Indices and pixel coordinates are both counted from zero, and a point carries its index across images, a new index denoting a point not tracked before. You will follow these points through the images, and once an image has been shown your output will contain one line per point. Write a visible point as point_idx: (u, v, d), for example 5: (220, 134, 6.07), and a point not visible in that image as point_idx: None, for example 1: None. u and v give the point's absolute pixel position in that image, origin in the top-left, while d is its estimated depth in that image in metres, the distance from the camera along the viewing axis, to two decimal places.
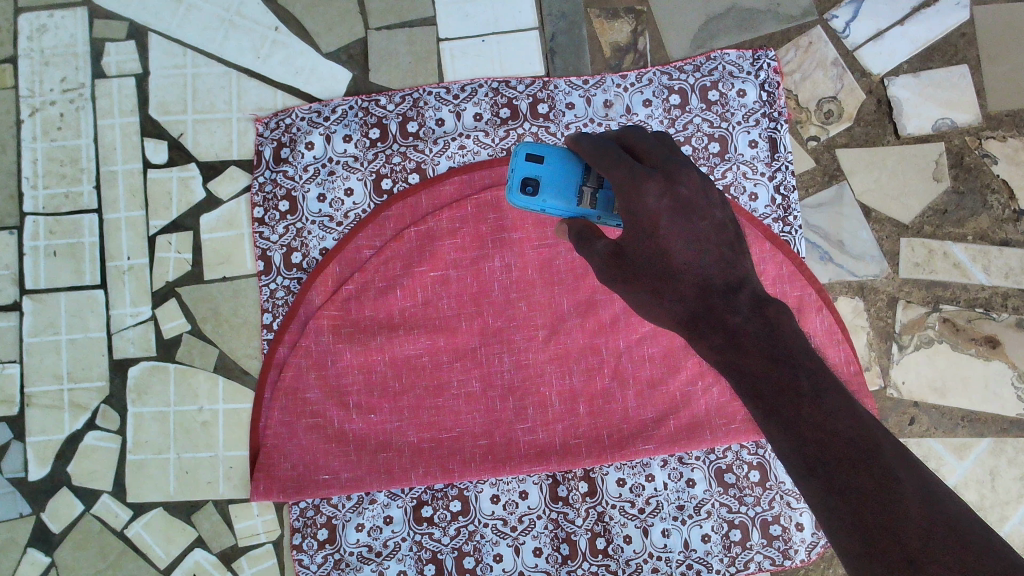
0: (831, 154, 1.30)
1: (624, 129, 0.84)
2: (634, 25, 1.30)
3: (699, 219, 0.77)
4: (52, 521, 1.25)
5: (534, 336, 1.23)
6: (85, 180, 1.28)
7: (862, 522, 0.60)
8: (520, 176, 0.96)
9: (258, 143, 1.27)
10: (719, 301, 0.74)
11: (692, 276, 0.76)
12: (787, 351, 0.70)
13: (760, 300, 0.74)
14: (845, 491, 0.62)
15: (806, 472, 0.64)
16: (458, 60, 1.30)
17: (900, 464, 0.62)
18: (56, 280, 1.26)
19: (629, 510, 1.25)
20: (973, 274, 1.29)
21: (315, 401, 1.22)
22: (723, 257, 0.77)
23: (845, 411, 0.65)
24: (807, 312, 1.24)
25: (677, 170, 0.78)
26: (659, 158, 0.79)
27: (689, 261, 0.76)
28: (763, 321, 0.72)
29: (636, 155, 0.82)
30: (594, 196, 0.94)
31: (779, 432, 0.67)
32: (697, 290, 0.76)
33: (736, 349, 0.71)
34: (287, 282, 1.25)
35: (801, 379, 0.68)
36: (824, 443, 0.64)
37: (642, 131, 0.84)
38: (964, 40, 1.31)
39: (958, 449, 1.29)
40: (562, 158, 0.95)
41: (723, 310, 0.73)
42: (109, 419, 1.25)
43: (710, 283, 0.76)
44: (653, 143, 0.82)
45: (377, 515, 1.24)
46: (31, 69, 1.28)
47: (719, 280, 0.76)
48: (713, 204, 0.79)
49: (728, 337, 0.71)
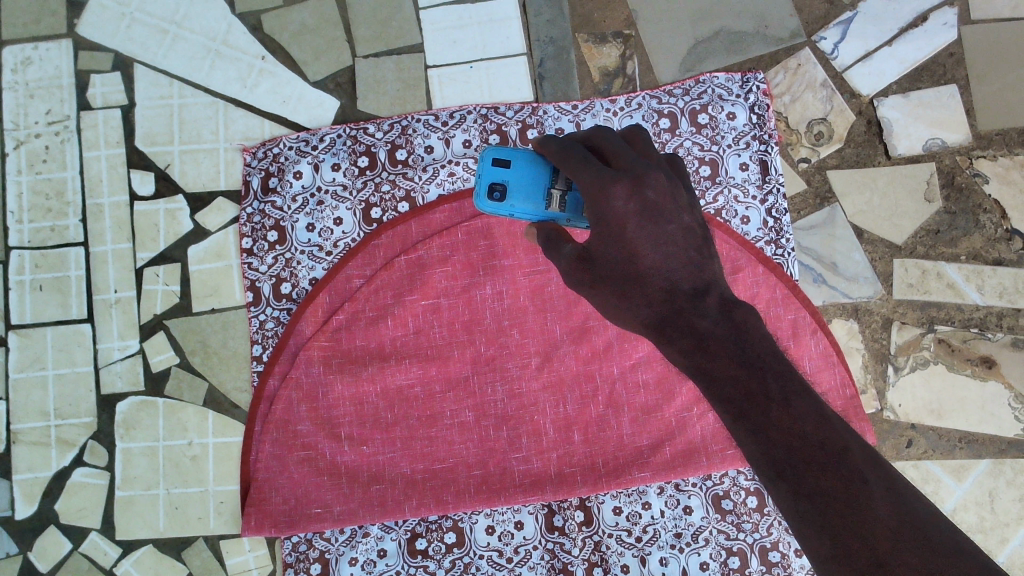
0: (822, 176, 1.29)
1: (593, 130, 0.81)
2: (623, 50, 1.30)
3: (667, 222, 0.74)
4: (40, 560, 1.22)
5: (527, 364, 1.22)
6: (71, 213, 1.26)
7: (830, 526, 0.59)
8: (487, 182, 0.95)
9: (245, 173, 1.26)
10: (686, 305, 0.72)
11: (660, 279, 0.73)
12: (755, 355, 0.68)
13: (728, 303, 0.72)
14: (813, 494, 0.60)
15: (774, 475, 0.63)
16: (447, 87, 1.29)
17: (868, 468, 0.61)
18: (42, 314, 1.25)
19: (626, 539, 1.23)
20: (967, 294, 1.29)
21: (306, 433, 1.20)
22: (691, 260, 0.74)
23: (813, 415, 0.64)
24: (801, 336, 1.23)
25: (646, 172, 0.74)
26: (627, 161, 0.76)
27: (657, 266, 0.73)
28: (730, 325, 0.70)
29: (605, 157, 0.78)
30: (563, 198, 0.91)
31: (748, 435, 0.65)
32: (664, 294, 0.72)
33: (704, 354, 0.68)
34: (277, 313, 1.24)
35: (770, 382, 0.66)
36: (791, 446, 0.63)
37: (612, 132, 0.80)
38: (952, 60, 1.31)
39: (956, 471, 1.27)
40: (528, 162, 0.94)
41: (690, 314, 0.71)
42: (97, 455, 1.24)
43: (678, 287, 0.73)
44: (621, 144, 0.78)
45: (370, 549, 1.22)
46: (15, 102, 1.27)
47: (687, 284, 0.73)
48: (680, 209, 0.76)
49: (697, 342, 0.69)
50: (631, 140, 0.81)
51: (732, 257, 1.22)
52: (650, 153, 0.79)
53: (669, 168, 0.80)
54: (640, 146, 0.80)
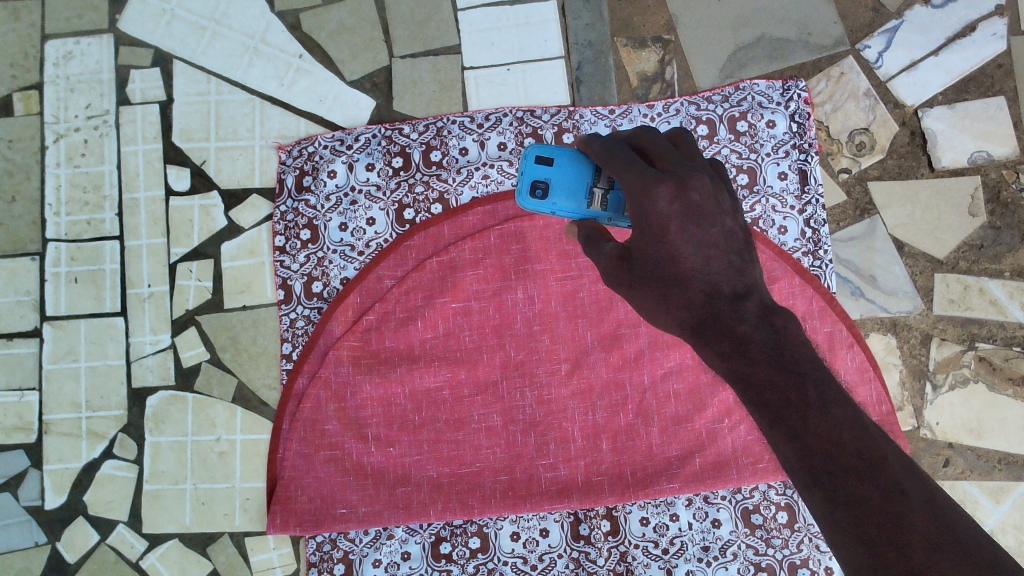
0: (863, 187, 1.27)
1: (637, 129, 0.80)
2: (662, 55, 1.29)
3: (710, 226, 0.73)
4: (68, 550, 1.23)
5: (556, 369, 1.21)
6: (108, 207, 1.27)
7: (867, 534, 0.57)
8: (529, 180, 0.94)
9: (280, 171, 1.26)
10: (725, 308, 0.70)
11: (700, 281, 0.72)
12: (795, 361, 0.67)
13: (767, 308, 0.71)
14: (850, 503, 0.59)
15: (810, 482, 0.62)
16: (483, 89, 1.29)
17: (906, 479, 0.60)
18: (76, 307, 1.26)
19: (652, 550, 1.22)
20: (1010, 312, 1.25)
21: (333, 433, 1.20)
22: (731, 264, 0.73)
23: (852, 423, 0.63)
24: (837, 350, 1.20)
25: (690, 174, 0.73)
26: (672, 162, 0.74)
27: (699, 268, 0.72)
28: (770, 330, 0.69)
29: (649, 157, 0.77)
30: (604, 197, 0.90)
31: (784, 441, 0.64)
32: (704, 297, 0.71)
33: (743, 358, 0.68)
34: (307, 312, 1.24)
35: (809, 390, 0.65)
36: (830, 453, 0.62)
37: (657, 131, 0.79)
38: (1000, 72, 1.28)
39: (994, 494, 1.24)
40: (571, 160, 0.93)
41: (730, 318, 0.70)
42: (127, 448, 1.24)
43: (718, 290, 0.72)
44: (667, 145, 0.77)
45: (394, 551, 1.22)
46: (56, 96, 1.28)
47: (727, 287, 0.72)
48: (723, 212, 0.74)
49: (736, 345, 0.68)
50: (676, 141, 0.80)
51: (769, 267, 1.20)
52: (694, 155, 0.77)
53: (714, 171, 0.79)
54: (685, 148, 0.79)
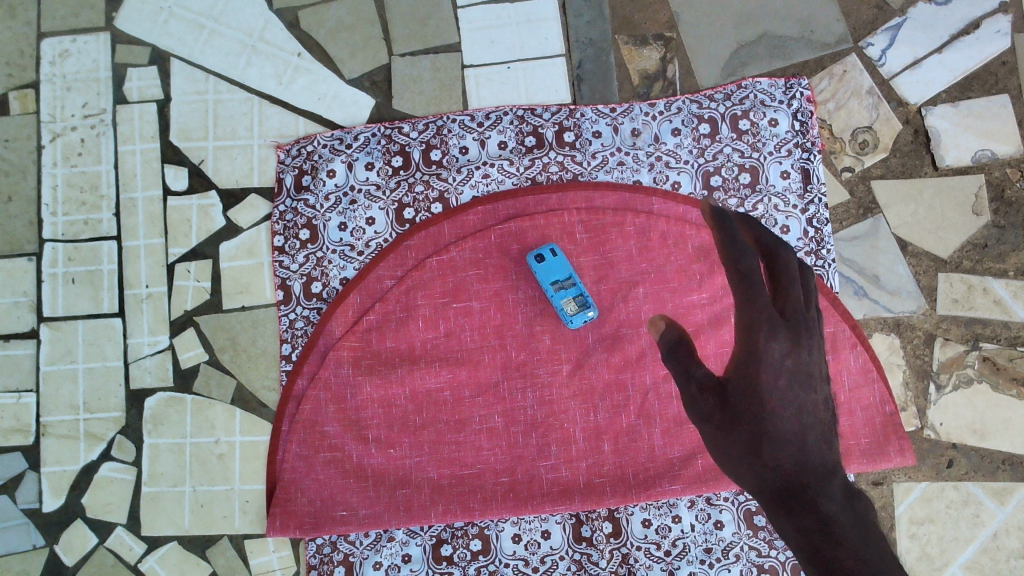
0: (866, 186, 1.26)
1: (779, 257, 1.05)
2: (663, 53, 1.28)
3: (810, 394, 0.91)
4: (65, 553, 1.22)
5: (557, 370, 1.20)
6: (105, 207, 1.26)
7: None
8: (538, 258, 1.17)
9: (279, 170, 1.25)
10: (824, 544, 0.80)
11: (794, 456, 0.88)
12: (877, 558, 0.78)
13: (853, 494, 0.86)
14: None
15: None
16: (483, 87, 1.28)
17: None
18: (74, 307, 1.25)
19: (654, 552, 1.21)
20: (1014, 311, 1.25)
21: (333, 434, 1.19)
22: (824, 435, 0.90)
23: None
24: (840, 350, 1.19)
25: (803, 339, 0.94)
26: (793, 315, 0.96)
27: (792, 421, 0.89)
28: (853, 515, 0.83)
29: (778, 295, 1.00)
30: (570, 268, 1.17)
31: None
32: (816, 527, 0.82)
33: (827, 540, 0.81)
34: (307, 312, 1.23)
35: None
36: None
37: (795, 280, 1.02)
38: (1004, 69, 1.27)
39: (997, 494, 1.24)
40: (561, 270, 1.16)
41: (827, 551, 0.80)
42: (125, 449, 1.24)
43: (809, 463, 0.88)
44: (794, 294, 1.00)
45: (395, 553, 1.21)
46: (53, 94, 1.27)
47: (814, 467, 0.87)
48: (824, 384, 0.93)
49: (821, 526, 0.82)
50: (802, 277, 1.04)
51: None
52: (786, 300, 0.99)
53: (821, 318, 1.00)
54: (784, 281, 1.02)
